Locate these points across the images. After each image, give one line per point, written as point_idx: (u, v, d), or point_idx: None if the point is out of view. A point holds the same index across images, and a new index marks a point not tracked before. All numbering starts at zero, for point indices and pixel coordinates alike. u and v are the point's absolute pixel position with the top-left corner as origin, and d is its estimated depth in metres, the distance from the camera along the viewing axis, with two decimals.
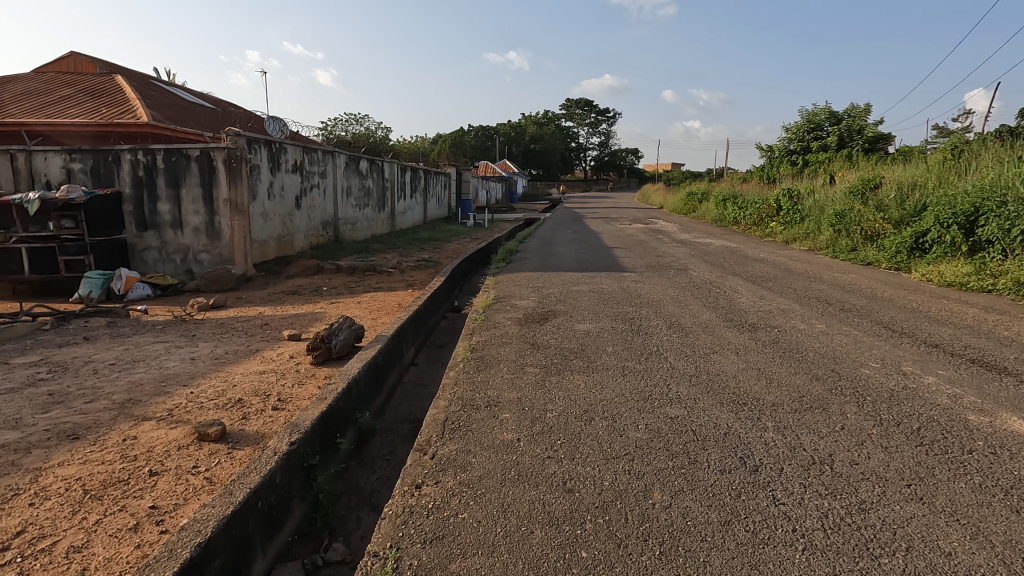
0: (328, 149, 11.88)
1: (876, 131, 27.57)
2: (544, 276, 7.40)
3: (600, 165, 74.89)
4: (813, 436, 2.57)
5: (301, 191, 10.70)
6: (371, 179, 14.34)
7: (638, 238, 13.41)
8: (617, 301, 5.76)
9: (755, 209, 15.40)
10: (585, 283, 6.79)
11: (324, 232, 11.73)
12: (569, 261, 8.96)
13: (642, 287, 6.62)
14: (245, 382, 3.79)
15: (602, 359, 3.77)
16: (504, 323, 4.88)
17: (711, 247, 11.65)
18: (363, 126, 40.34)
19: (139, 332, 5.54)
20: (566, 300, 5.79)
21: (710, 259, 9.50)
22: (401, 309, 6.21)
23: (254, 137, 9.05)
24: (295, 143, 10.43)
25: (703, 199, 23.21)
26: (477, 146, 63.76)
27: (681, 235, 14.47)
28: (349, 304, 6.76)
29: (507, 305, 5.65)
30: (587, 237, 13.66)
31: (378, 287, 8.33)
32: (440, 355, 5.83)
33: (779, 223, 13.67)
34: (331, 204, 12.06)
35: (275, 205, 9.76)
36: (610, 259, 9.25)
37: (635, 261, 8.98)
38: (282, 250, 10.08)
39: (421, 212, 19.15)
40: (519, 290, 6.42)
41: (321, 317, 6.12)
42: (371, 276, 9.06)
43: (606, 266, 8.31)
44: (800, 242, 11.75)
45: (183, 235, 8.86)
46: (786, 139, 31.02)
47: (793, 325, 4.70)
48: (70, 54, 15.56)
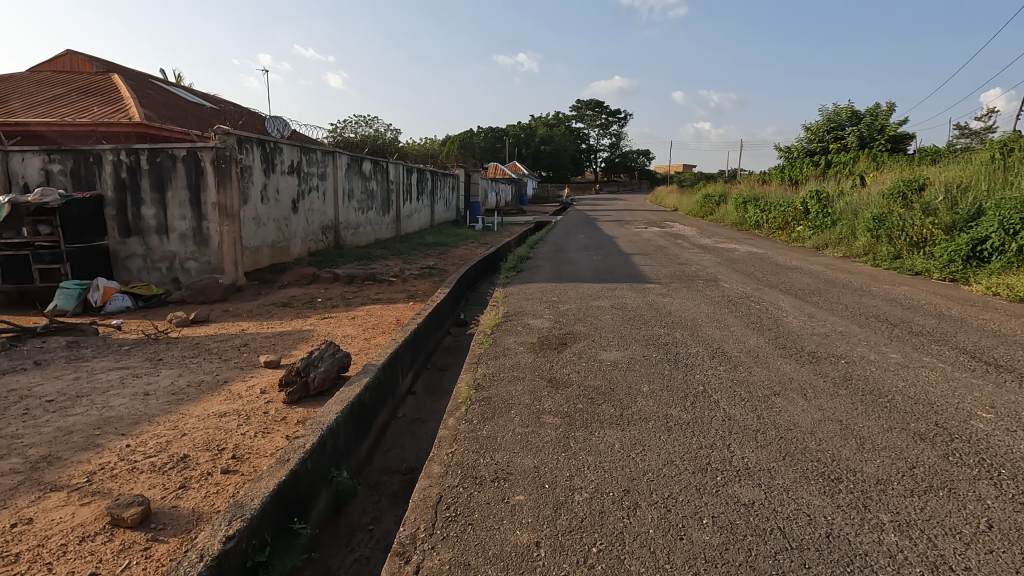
0: (328, 150, 11.22)
1: (899, 131, 26.56)
2: (559, 288, 6.68)
3: (610, 167, 73.98)
4: (956, 544, 1.81)
5: (298, 193, 10.05)
6: (375, 181, 13.69)
7: (657, 243, 12.62)
8: (645, 319, 5.02)
9: (780, 212, 14.56)
10: (607, 298, 6.05)
11: (323, 237, 11.07)
12: (585, 270, 8.22)
13: (671, 302, 5.86)
14: (198, 430, 3.09)
15: (638, 404, 3.03)
16: (516, 349, 4.15)
17: (737, 253, 10.84)
18: (372, 128, 39.87)
19: (100, 355, 4.88)
20: (586, 319, 5.05)
21: (739, 267, 8.72)
22: (399, 327, 5.51)
23: (245, 136, 8.39)
24: (292, 143, 9.78)
25: (720, 201, 22.37)
26: (487, 148, 63.16)
27: (702, 240, 13.66)
28: (342, 320, 6.06)
29: (518, 325, 4.93)
30: (602, 242, 12.91)
31: (377, 299, 7.63)
32: (442, 382, 5.11)
33: (807, 227, 12.83)
34: (331, 208, 11.40)
35: (269, 209, 9.10)
36: (630, 267, 8.50)
37: (658, 270, 8.21)
38: (277, 256, 9.41)
39: (427, 215, 18.47)
40: (532, 306, 5.69)
41: (308, 336, 5.43)
42: (370, 286, 8.36)
43: (626, 277, 7.56)
44: (834, 249, 10.92)
45: (168, 241, 8.24)
46: (806, 139, 30.03)
47: (861, 355, 3.92)
48: (66, 53, 15.09)
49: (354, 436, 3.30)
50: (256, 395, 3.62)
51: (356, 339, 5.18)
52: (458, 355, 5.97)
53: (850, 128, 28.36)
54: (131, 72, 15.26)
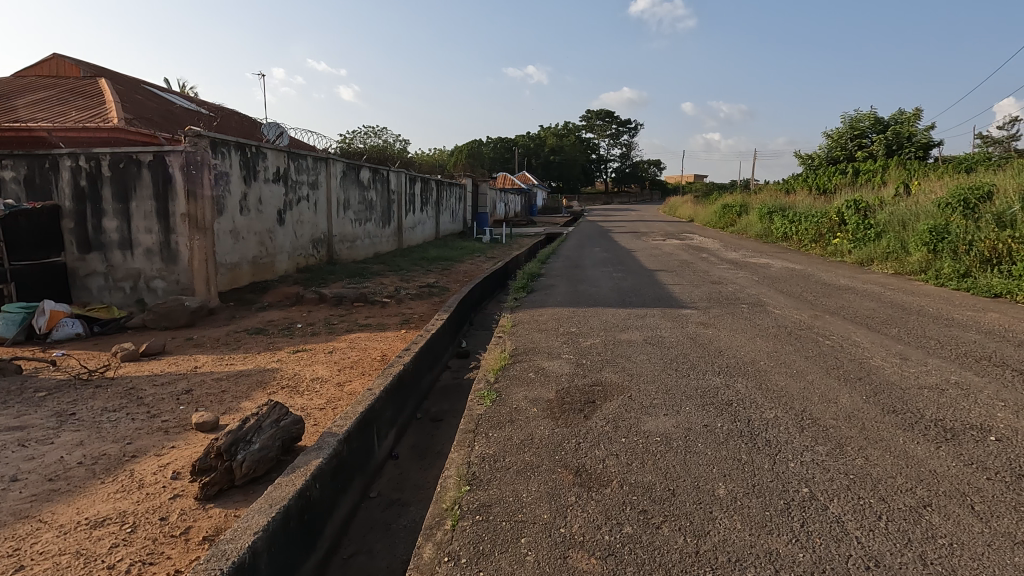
0: (320, 156, 10.28)
1: (928, 138, 25.35)
2: (578, 315, 5.62)
3: (621, 177, 72.99)
4: None
5: (284, 204, 9.09)
6: (374, 190, 12.75)
7: (681, 258, 11.51)
8: (691, 362, 3.94)
9: (814, 224, 13.39)
10: (638, 329, 4.98)
11: (315, 251, 10.10)
12: (605, 291, 7.17)
13: (717, 334, 4.78)
14: (47, 558, 2.03)
15: (718, 528, 1.94)
16: (527, 411, 3.08)
17: (773, 270, 9.71)
18: (381, 139, 39.22)
19: (5, 404, 3.89)
20: (617, 360, 3.99)
21: (782, 286, 7.61)
22: (383, 367, 4.45)
23: (221, 139, 7.44)
24: (278, 147, 8.83)
25: (741, 211, 21.27)
26: (496, 159, 62.48)
27: (728, 254, 12.54)
28: (317, 356, 5.02)
29: (531, 369, 3.86)
30: (620, 256, 11.84)
31: (364, 326, 6.60)
32: (433, 441, 4.05)
33: (846, 240, 11.70)
34: (324, 219, 10.44)
35: (249, 220, 8.14)
36: (658, 287, 7.43)
37: (690, 291, 7.12)
38: (259, 273, 8.43)
39: (432, 227, 17.50)
40: (547, 341, 4.63)
41: (270, 377, 4.40)
42: (360, 309, 7.34)
43: (656, 300, 6.47)
44: (881, 264, 9.78)
45: (133, 257, 7.29)
46: (828, 147, 28.81)
47: (1008, 424, 2.82)
48: (53, 56, 14.41)
49: (288, 555, 2.24)
50: (163, 484, 2.58)
51: (326, 385, 4.14)
52: (456, 397, 4.89)
53: (874, 136, 27.15)
54: (122, 77, 14.50)
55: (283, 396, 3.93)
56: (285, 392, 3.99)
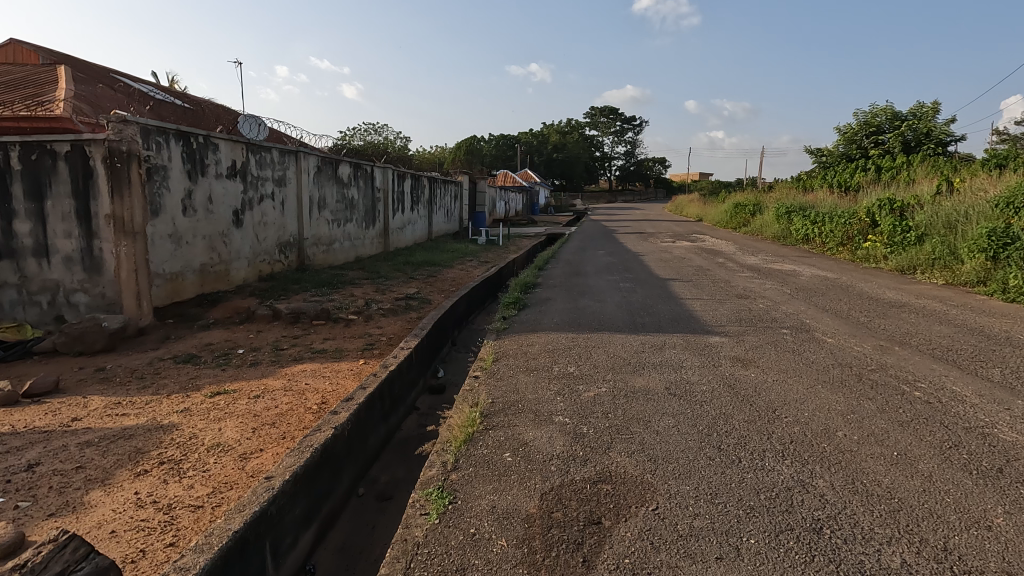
0: (289, 149, 9.08)
1: (950, 133, 24.02)
2: (578, 346, 4.42)
3: (625, 175, 71.67)
4: None
5: (242, 202, 7.90)
6: (355, 188, 11.58)
7: (695, 264, 10.29)
8: (739, 435, 2.74)
9: (841, 225, 12.15)
10: (655, 370, 3.79)
11: (282, 257, 8.92)
12: (612, 308, 5.98)
13: (763, 380, 3.59)
14: None
15: None
16: (491, 546, 1.90)
17: (802, 279, 8.50)
18: (380, 136, 38.01)
19: None
20: (631, 429, 2.80)
21: (821, 302, 6.42)
22: (311, 429, 3.26)
23: (155, 126, 6.25)
24: (234, 137, 7.64)
25: (755, 211, 20.04)
26: (498, 156, 61.24)
27: (747, 258, 11.32)
28: (236, 405, 3.83)
29: (508, 446, 2.66)
30: (627, 261, 10.63)
31: (318, 352, 5.41)
32: (372, 539, 2.88)
33: (880, 244, 10.49)
34: (294, 220, 9.27)
35: (195, 222, 6.95)
36: (673, 303, 6.25)
37: (713, 310, 5.92)
38: (208, 284, 7.25)
39: (424, 227, 16.34)
40: (536, 390, 3.44)
41: (156, 440, 3.23)
42: (319, 329, 6.16)
43: (675, 322, 5.26)
44: (927, 273, 8.57)
45: (50, 266, 6.12)
46: (842, 143, 27.52)
47: None
48: (11, 42, 13.32)
49: None
50: None
51: (224, 458, 2.96)
52: (417, 459, 3.73)
53: (892, 131, 25.85)
54: (84, 65, 13.32)
55: (154, 481, 2.74)
56: (159, 474, 2.80)
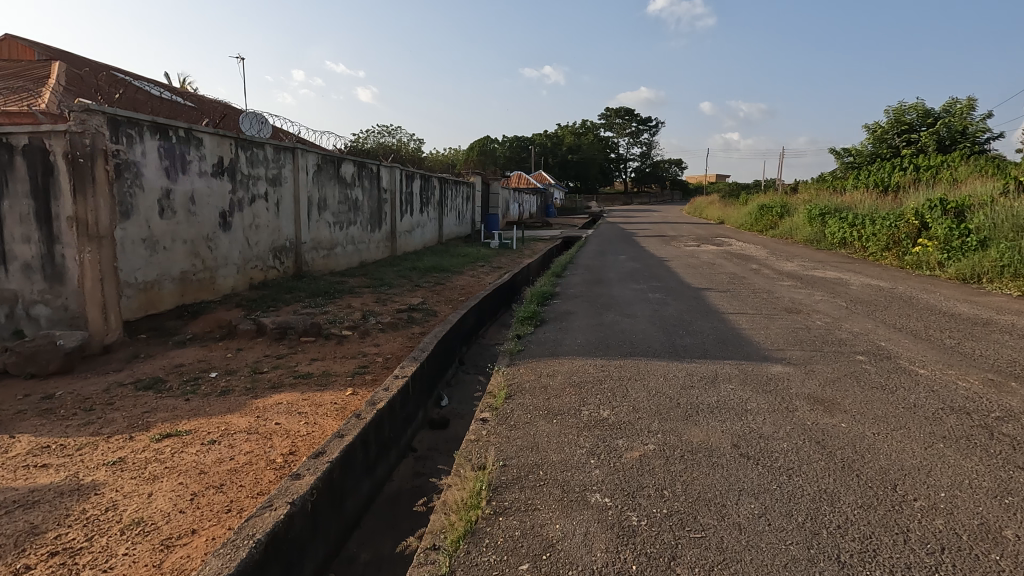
0: (285, 146, 8.37)
1: (988, 131, 22.76)
2: (610, 379, 3.59)
3: (641, 176, 70.51)
4: None
5: (231, 203, 7.19)
6: (359, 188, 10.84)
7: (727, 271, 9.38)
8: (861, 537, 1.89)
9: (885, 228, 11.14)
10: (715, 418, 2.93)
11: (276, 263, 8.20)
12: (644, 325, 5.12)
13: (862, 434, 2.71)
14: None
15: None
16: None
17: (853, 288, 7.57)
18: (394, 138, 37.54)
19: None
20: (704, 525, 1.95)
21: (888, 318, 5.52)
22: (263, 501, 2.46)
23: (125, 117, 5.54)
24: (221, 131, 6.93)
25: (782, 213, 19.02)
26: (512, 158, 60.54)
27: (783, 265, 10.39)
28: (183, 455, 3.04)
29: (527, 554, 1.84)
30: (652, 267, 9.75)
31: (302, 377, 4.63)
32: None
33: (933, 249, 9.51)
34: (290, 222, 8.54)
35: (174, 225, 6.24)
36: (714, 320, 5.38)
37: (763, 328, 5.05)
38: (190, 294, 6.52)
39: (434, 229, 15.59)
40: (562, 447, 2.60)
41: (62, 514, 2.45)
42: (307, 348, 5.39)
43: (723, 346, 4.39)
44: (995, 283, 7.60)
45: (8, 275, 5.45)
46: (871, 142, 26.28)
47: None
48: (8, 39, 12.86)
49: None
50: None
51: (139, 549, 2.18)
52: (408, 528, 2.94)
53: (924, 129, 24.59)
54: (81, 61, 12.78)
55: None
56: None
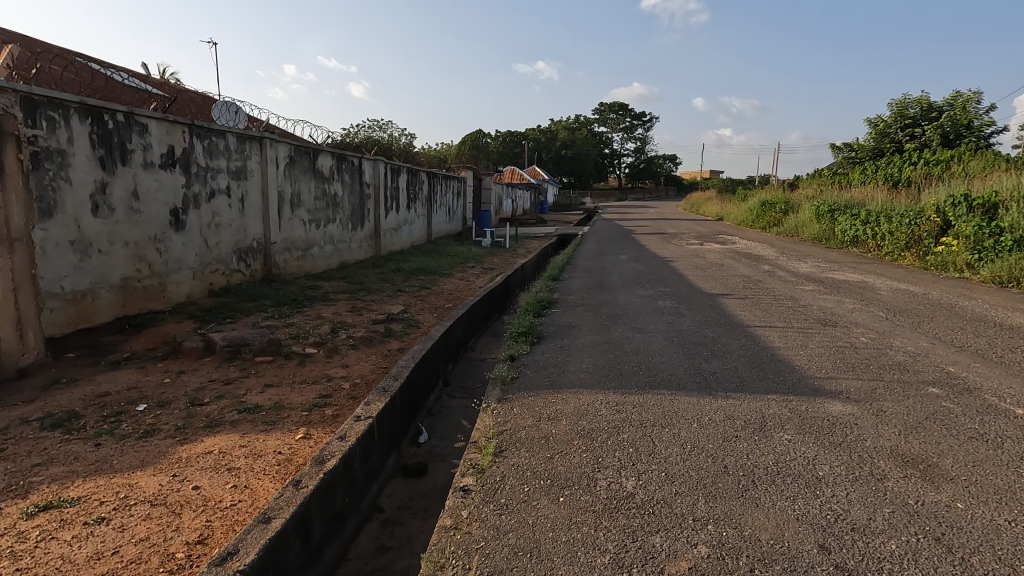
0: (251, 135, 7.50)
1: (992, 125, 22.24)
2: (630, 426, 2.79)
3: (635, 172, 69.80)
4: None
5: (184, 199, 6.33)
6: (339, 183, 9.98)
7: (740, 273, 8.62)
8: None
9: (903, 226, 10.47)
10: (781, 494, 2.14)
11: (241, 265, 7.34)
12: (660, 344, 4.35)
13: (996, 525, 1.93)
14: None
15: None
16: None
17: (883, 293, 6.85)
18: (385, 133, 36.61)
19: None
20: None
21: (939, 331, 4.79)
22: None
23: (44, 96, 4.67)
24: (171, 117, 6.06)
25: (786, 209, 18.37)
26: (505, 154, 59.62)
27: (797, 265, 9.66)
28: (51, 545, 2.22)
29: None
30: (658, 269, 8.97)
31: (249, 411, 3.81)
32: None
33: (960, 248, 8.83)
34: (258, 220, 7.68)
35: (112, 225, 5.38)
36: (741, 336, 4.60)
37: (801, 346, 4.28)
38: (133, 304, 5.66)
39: (423, 227, 14.74)
40: (576, 556, 1.80)
41: None
42: (263, 370, 4.56)
43: (760, 374, 3.61)
44: None
45: None
46: (872, 137, 25.72)
47: None
48: None
49: None
50: None
51: None
52: None
53: (927, 124, 24.00)
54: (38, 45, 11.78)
55: None
56: None
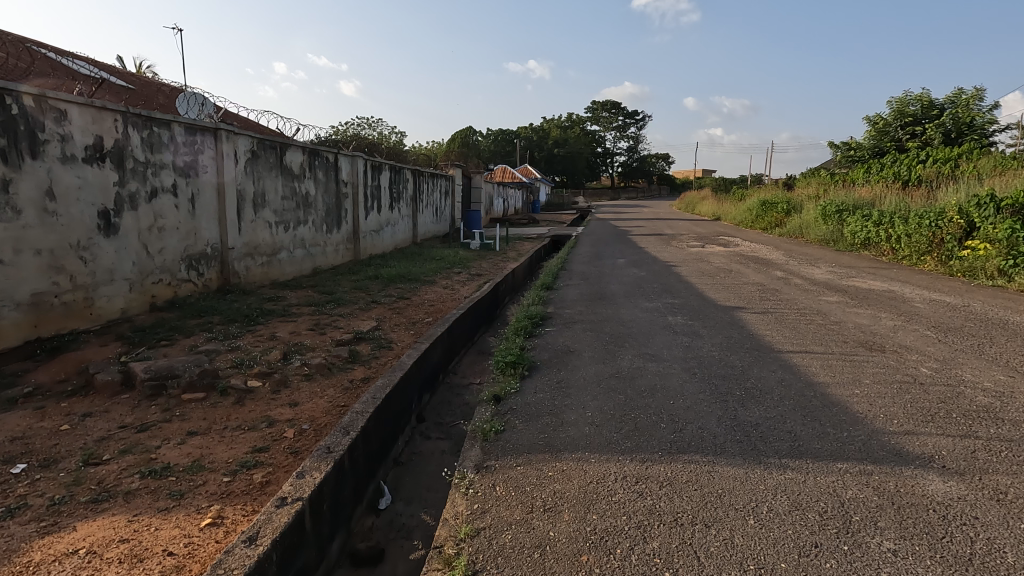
0: (203, 126, 6.60)
1: (994, 123, 21.70)
2: (660, 526, 1.96)
3: (628, 171, 69.11)
4: None
5: (118, 198, 5.43)
6: (311, 181, 9.08)
7: (751, 280, 7.81)
8: None
9: (921, 228, 9.76)
10: None
11: (191, 274, 6.45)
12: (680, 379, 3.53)
13: None
14: None
15: None
16: None
17: (918, 305, 6.10)
18: (374, 131, 35.68)
19: None
20: None
21: (1008, 358, 4.01)
22: None
23: None
24: (99, 102, 5.16)
25: (787, 210, 17.68)
26: (497, 153, 58.76)
27: (811, 271, 8.90)
28: None
29: None
30: (662, 277, 8.15)
31: (156, 473, 2.94)
32: None
33: (990, 253, 8.12)
34: (212, 223, 6.77)
35: (18, 230, 4.48)
36: (776, 366, 3.79)
37: (853, 382, 3.47)
38: (49, 324, 4.76)
39: (407, 228, 13.86)
40: None
41: None
42: (190, 412, 3.69)
43: (818, 426, 2.80)
44: None
45: None
46: (871, 135, 25.14)
47: None
48: None
49: None
50: None
51: None
52: None
53: (929, 122, 23.36)
54: None
55: None
56: None
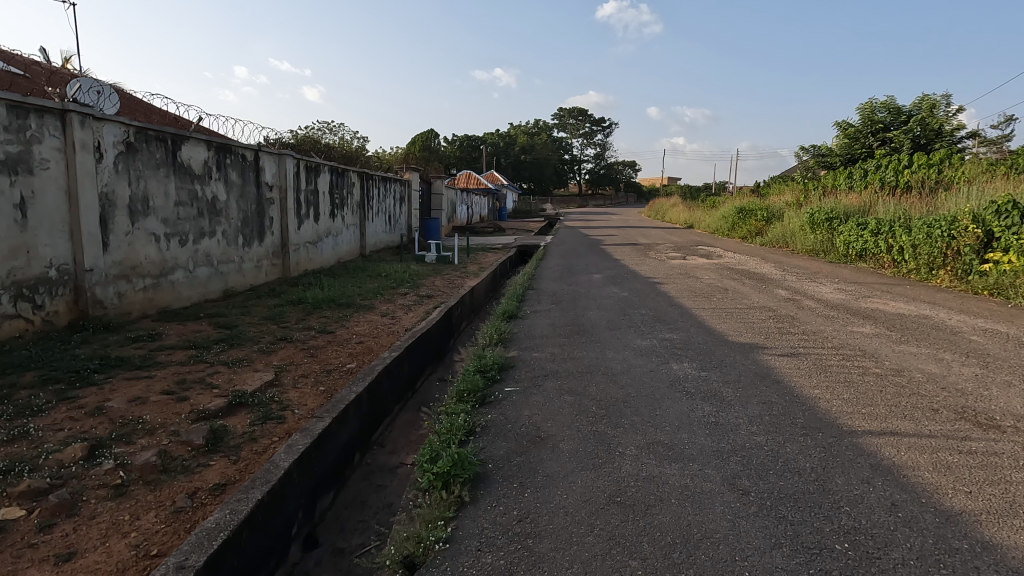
0: (41, 105, 4.87)
1: (964, 128, 21.35)
2: None
3: (595, 178, 68.44)
4: None
5: None
6: (219, 183, 7.35)
7: (756, 303, 6.48)
8: None
9: (929, 238, 8.69)
10: None
11: (20, 308, 4.69)
12: (729, 513, 2.06)
13: None
14: None
15: None
16: None
17: (973, 337, 4.86)
18: (332, 135, 33.72)
19: None
20: None
21: None
22: None
23: None
24: None
25: (767, 217, 16.68)
26: (462, 158, 57.13)
27: (818, 289, 7.67)
28: None
29: None
30: (649, 298, 6.76)
31: None
32: None
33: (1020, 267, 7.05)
34: (59, 236, 5.03)
35: None
36: (868, 470, 2.37)
37: (1016, 510, 2.06)
38: None
39: (353, 238, 12.15)
40: None
41: None
42: None
43: None
44: None
45: None
46: (841, 141, 24.68)
47: None
48: None
49: None
50: None
51: None
52: None
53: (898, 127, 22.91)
54: None
55: None
56: None
